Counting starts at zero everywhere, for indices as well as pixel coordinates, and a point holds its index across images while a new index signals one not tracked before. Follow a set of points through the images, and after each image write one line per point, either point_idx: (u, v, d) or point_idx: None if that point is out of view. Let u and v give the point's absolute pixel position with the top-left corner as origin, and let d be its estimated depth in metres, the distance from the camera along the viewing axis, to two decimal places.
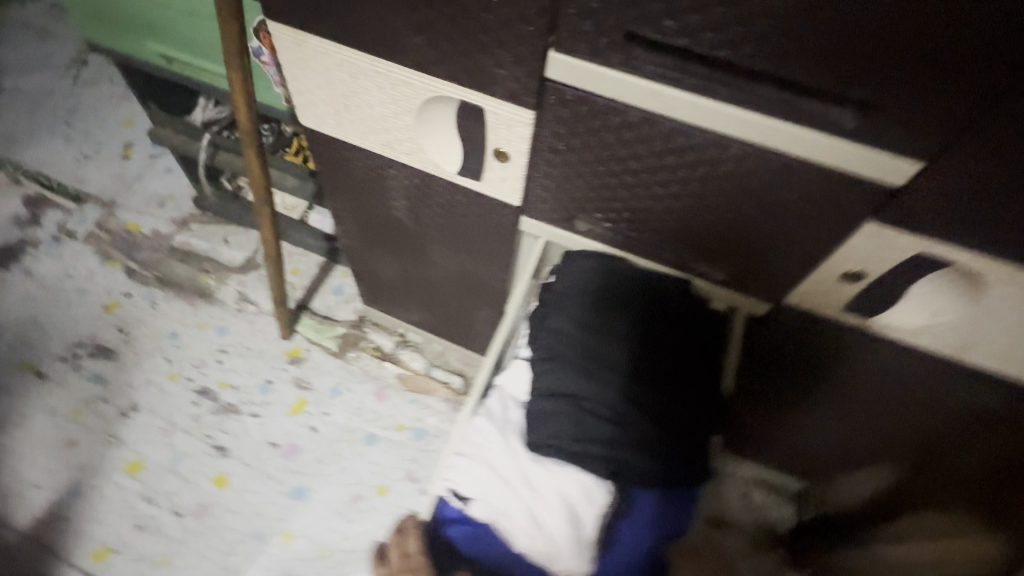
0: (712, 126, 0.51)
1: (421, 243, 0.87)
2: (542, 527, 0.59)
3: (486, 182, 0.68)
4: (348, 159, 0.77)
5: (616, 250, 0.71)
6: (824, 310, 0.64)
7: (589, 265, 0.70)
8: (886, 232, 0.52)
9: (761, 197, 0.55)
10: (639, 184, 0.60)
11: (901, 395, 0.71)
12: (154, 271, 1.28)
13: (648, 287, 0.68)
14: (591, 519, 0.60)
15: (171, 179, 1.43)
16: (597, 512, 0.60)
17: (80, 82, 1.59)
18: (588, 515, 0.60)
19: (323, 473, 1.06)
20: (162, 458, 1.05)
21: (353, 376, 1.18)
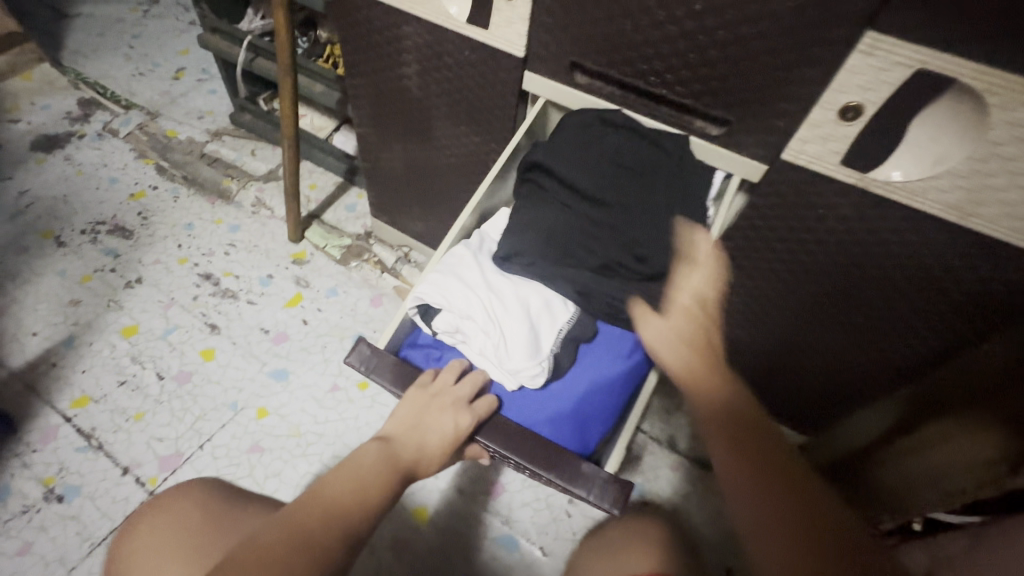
0: None
1: (429, 120, 0.88)
2: (500, 331, 0.63)
3: (493, 29, 0.70)
4: (367, 17, 0.80)
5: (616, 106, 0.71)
6: (822, 167, 0.61)
7: (586, 116, 0.70)
8: (884, 43, 0.50)
9: (758, 16, 0.54)
10: (639, 11, 0.59)
11: (903, 286, 0.67)
12: (182, 171, 1.34)
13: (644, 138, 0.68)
14: (548, 330, 0.64)
15: (214, 99, 1.52)
16: (555, 324, 0.64)
17: (150, 16, 1.73)
18: (546, 326, 0.64)
19: (307, 361, 1.05)
20: (156, 326, 1.07)
21: (351, 281, 1.18)
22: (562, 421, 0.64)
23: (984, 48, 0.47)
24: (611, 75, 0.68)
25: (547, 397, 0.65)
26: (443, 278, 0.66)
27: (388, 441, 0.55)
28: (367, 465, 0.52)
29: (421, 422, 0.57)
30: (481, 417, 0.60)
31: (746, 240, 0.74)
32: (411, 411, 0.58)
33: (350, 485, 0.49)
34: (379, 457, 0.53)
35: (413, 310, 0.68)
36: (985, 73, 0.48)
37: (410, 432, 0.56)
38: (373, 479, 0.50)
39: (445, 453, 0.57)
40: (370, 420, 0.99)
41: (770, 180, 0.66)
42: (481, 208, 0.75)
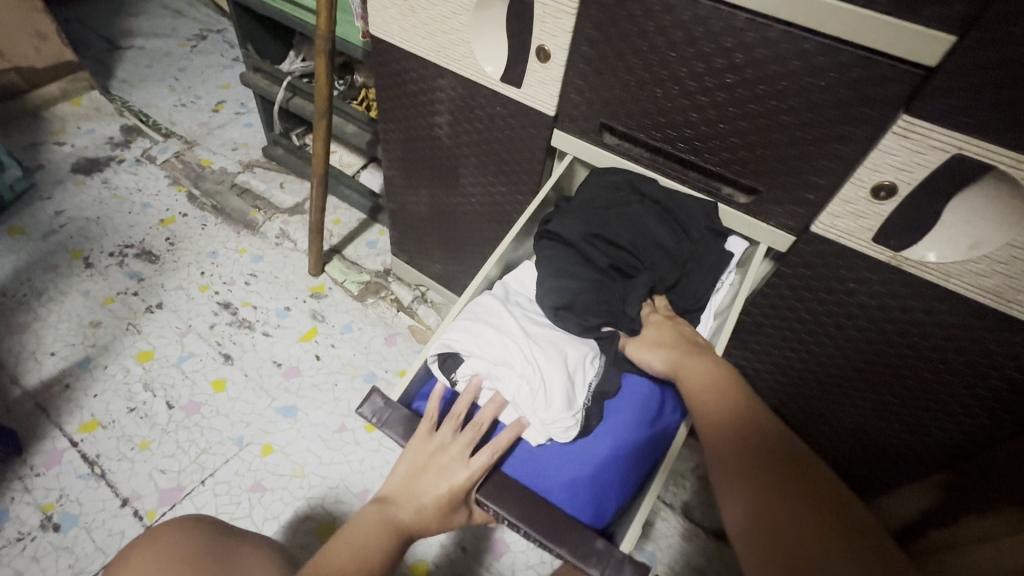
0: (741, 4, 0.52)
1: (456, 169, 0.90)
2: (535, 379, 0.59)
3: (526, 88, 0.72)
4: (404, 70, 0.83)
5: (640, 168, 0.71)
6: (852, 242, 0.60)
7: (611, 178, 0.70)
8: (918, 128, 0.50)
9: (787, 94, 0.55)
10: (670, 80, 0.60)
11: (936, 366, 0.65)
12: (212, 200, 1.38)
13: (669, 204, 0.68)
14: (583, 383, 0.61)
15: (249, 132, 1.57)
16: (588, 378, 0.61)
17: (197, 51, 1.83)
18: (580, 378, 0.61)
19: (316, 398, 1.04)
20: (171, 353, 1.07)
21: (367, 318, 1.18)
22: (576, 487, 0.60)
23: (1022, 138, 0.46)
24: (640, 139, 0.68)
25: (563, 458, 0.61)
26: (469, 326, 0.64)
27: (388, 504, 0.56)
28: (364, 542, 0.54)
29: (418, 480, 0.56)
30: (478, 476, 0.55)
31: (771, 307, 0.72)
32: (410, 465, 0.57)
33: (346, 563, 0.52)
34: (379, 524, 0.55)
35: (432, 358, 0.65)
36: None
37: (407, 493, 0.56)
38: (367, 557, 0.53)
39: (446, 513, 0.55)
40: (375, 465, 0.96)
41: (798, 251, 0.65)
42: (505, 259, 0.75)
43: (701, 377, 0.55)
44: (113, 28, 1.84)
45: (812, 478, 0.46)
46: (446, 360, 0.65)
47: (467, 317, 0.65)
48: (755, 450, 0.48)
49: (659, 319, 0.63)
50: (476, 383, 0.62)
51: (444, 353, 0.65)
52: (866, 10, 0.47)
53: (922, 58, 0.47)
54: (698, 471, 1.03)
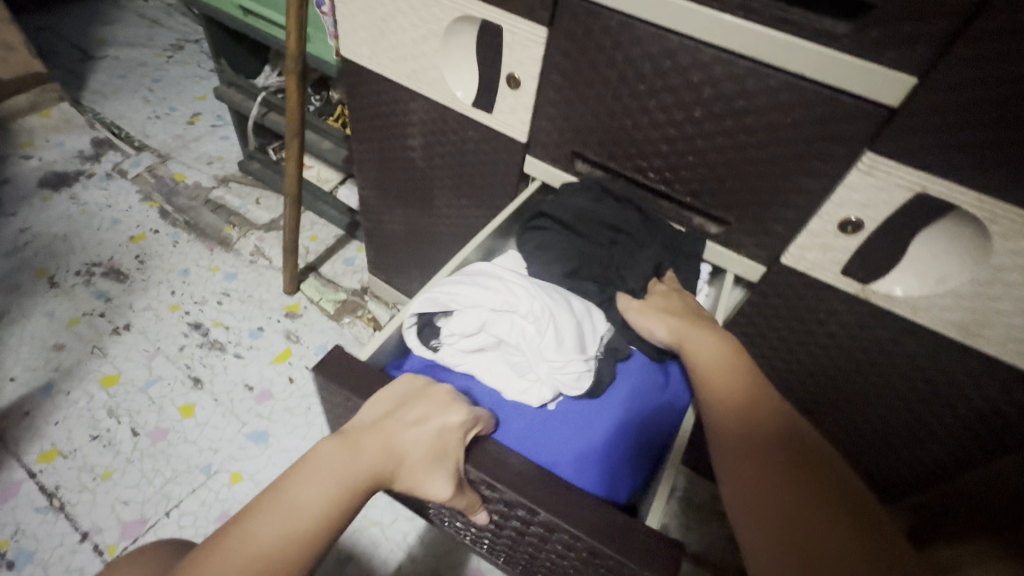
0: (706, 39, 0.52)
1: (431, 191, 0.89)
2: (542, 329, 0.57)
3: (497, 114, 0.71)
4: (377, 93, 0.82)
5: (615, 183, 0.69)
6: (821, 275, 0.60)
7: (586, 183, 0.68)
8: (883, 166, 0.50)
9: (756, 128, 0.54)
10: (640, 111, 0.60)
11: (903, 396, 0.65)
12: (185, 216, 1.35)
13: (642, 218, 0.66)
14: (592, 334, 0.59)
15: (225, 145, 1.54)
16: (595, 332, 0.60)
17: (173, 62, 1.79)
18: (589, 328, 0.60)
19: (288, 423, 1.01)
20: (138, 377, 1.04)
21: (343, 338, 1.16)
22: (586, 461, 0.56)
23: (983, 178, 0.46)
24: (611, 167, 0.68)
25: (567, 428, 0.58)
26: (453, 284, 0.60)
27: (353, 446, 0.45)
28: (308, 494, 0.42)
29: (395, 422, 0.47)
30: (465, 427, 0.48)
31: (743, 335, 0.72)
32: (382, 411, 0.48)
33: (281, 523, 0.41)
34: (333, 470, 0.44)
35: (409, 322, 0.60)
36: (987, 203, 0.47)
37: (377, 436, 0.46)
38: (310, 518, 0.41)
39: (424, 469, 0.46)
40: None
41: (769, 281, 0.64)
42: (485, 248, 0.70)
43: (719, 372, 0.52)
44: (87, 37, 1.80)
45: (841, 489, 0.43)
46: (429, 325, 0.60)
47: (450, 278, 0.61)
48: (778, 454, 0.44)
49: (664, 290, 0.61)
50: (475, 338, 0.59)
51: (426, 316, 0.60)
52: (828, 49, 0.47)
53: (883, 98, 0.47)
54: (675, 493, 1.03)
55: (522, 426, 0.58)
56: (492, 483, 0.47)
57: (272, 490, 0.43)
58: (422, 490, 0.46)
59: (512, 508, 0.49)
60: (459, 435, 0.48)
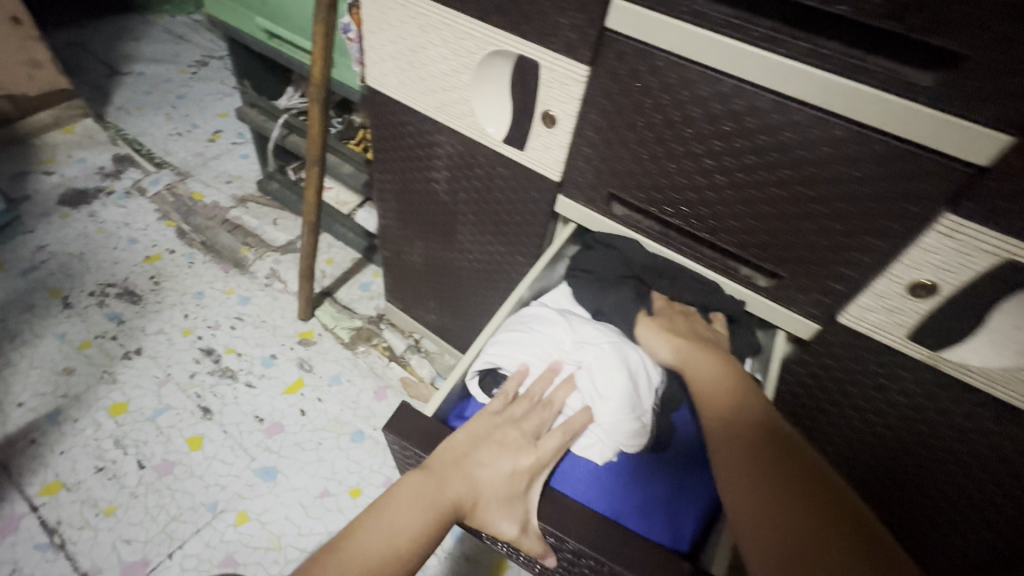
0: (767, 84, 0.47)
1: (454, 225, 0.85)
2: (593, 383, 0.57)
3: (529, 151, 0.67)
4: (402, 124, 0.79)
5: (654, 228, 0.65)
6: (884, 338, 0.55)
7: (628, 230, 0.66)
8: (966, 229, 0.45)
9: (818, 180, 0.50)
10: (686, 156, 0.56)
11: (970, 472, 0.59)
12: (201, 236, 1.33)
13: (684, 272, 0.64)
14: (646, 386, 0.58)
15: (244, 164, 1.53)
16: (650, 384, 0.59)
17: (197, 78, 1.80)
18: (644, 380, 0.58)
19: (298, 459, 0.98)
20: (147, 406, 1.01)
21: (357, 369, 1.12)
22: (649, 511, 0.56)
23: None
24: (650, 212, 0.64)
25: (630, 479, 0.57)
26: (508, 338, 0.62)
27: (439, 476, 0.48)
28: (399, 519, 0.45)
29: (476, 456, 0.50)
30: (547, 461, 0.52)
31: (788, 393, 0.67)
32: (466, 440, 0.51)
33: (377, 542, 0.43)
34: (422, 497, 0.46)
35: (471, 374, 0.62)
36: None
37: (459, 467, 0.49)
38: (403, 540, 0.44)
39: (499, 506, 0.48)
40: None
41: (823, 340, 0.59)
42: (535, 288, 0.72)
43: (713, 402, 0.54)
44: (114, 53, 1.82)
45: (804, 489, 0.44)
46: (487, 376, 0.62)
47: (508, 329, 0.64)
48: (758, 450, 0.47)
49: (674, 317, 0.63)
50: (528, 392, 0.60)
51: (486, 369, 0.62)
52: (908, 101, 0.42)
53: (970, 155, 0.42)
54: None
55: (585, 474, 0.57)
56: (561, 536, 0.49)
57: (365, 515, 0.45)
58: (493, 528, 0.48)
59: (581, 557, 0.50)
60: (537, 473, 0.51)
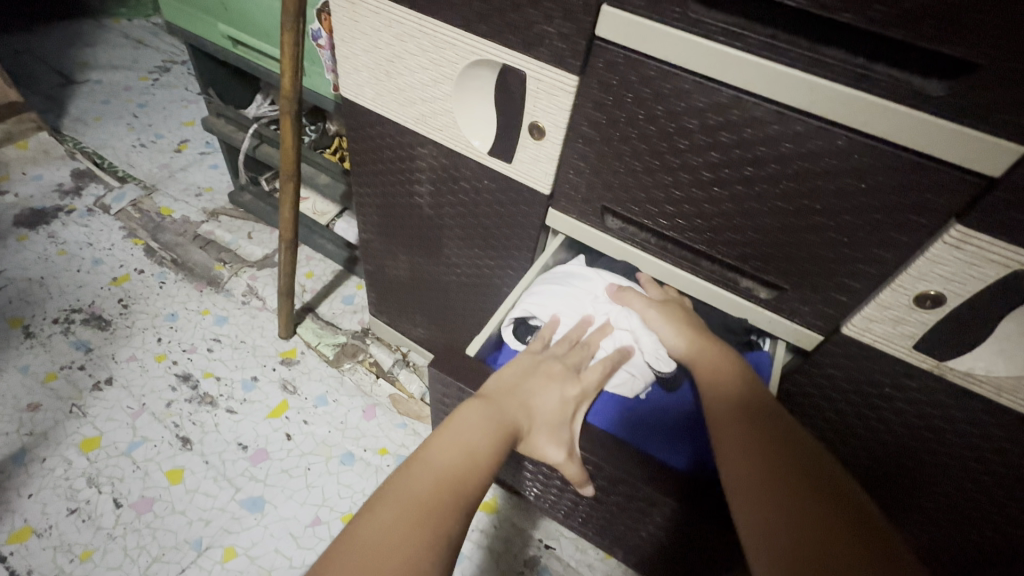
0: (768, 95, 0.45)
1: (439, 239, 0.82)
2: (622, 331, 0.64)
3: (516, 164, 0.64)
4: (381, 136, 0.75)
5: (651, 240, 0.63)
6: (889, 348, 0.53)
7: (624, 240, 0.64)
8: (974, 240, 0.43)
9: (821, 192, 0.48)
10: (683, 168, 0.53)
11: (974, 476, 0.58)
12: (172, 253, 1.27)
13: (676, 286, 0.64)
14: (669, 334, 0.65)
15: (214, 175, 1.47)
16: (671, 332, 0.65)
17: (158, 85, 1.71)
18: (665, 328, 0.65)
19: (286, 487, 0.94)
20: (121, 439, 0.96)
21: (343, 387, 1.08)
22: (673, 441, 0.63)
23: None
24: (644, 224, 0.61)
25: (654, 416, 0.64)
26: (544, 289, 0.68)
27: (498, 403, 0.53)
28: (471, 434, 0.49)
29: (528, 387, 0.56)
30: (589, 392, 0.59)
31: (790, 402, 0.65)
32: (517, 375, 0.57)
33: (453, 452, 0.47)
34: (488, 419, 0.51)
35: (505, 323, 0.69)
36: None
37: (515, 395, 0.55)
38: (478, 451, 0.48)
39: (550, 430, 0.56)
40: None
41: (826, 351, 0.58)
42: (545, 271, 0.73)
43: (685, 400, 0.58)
44: (67, 61, 1.72)
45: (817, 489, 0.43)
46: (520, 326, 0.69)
47: (540, 284, 0.69)
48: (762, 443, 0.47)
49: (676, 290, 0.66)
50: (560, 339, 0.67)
51: (519, 318, 0.69)
52: (917, 112, 0.41)
53: (980, 167, 0.41)
54: None
55: (615, 411, 0.64)
56: (599, 461, 0.57)
57: (437, 434, 0.49)
58: (543, 452, 0.56)
59: (617, 484, 0.60)
60: (581, 403, 0.58)
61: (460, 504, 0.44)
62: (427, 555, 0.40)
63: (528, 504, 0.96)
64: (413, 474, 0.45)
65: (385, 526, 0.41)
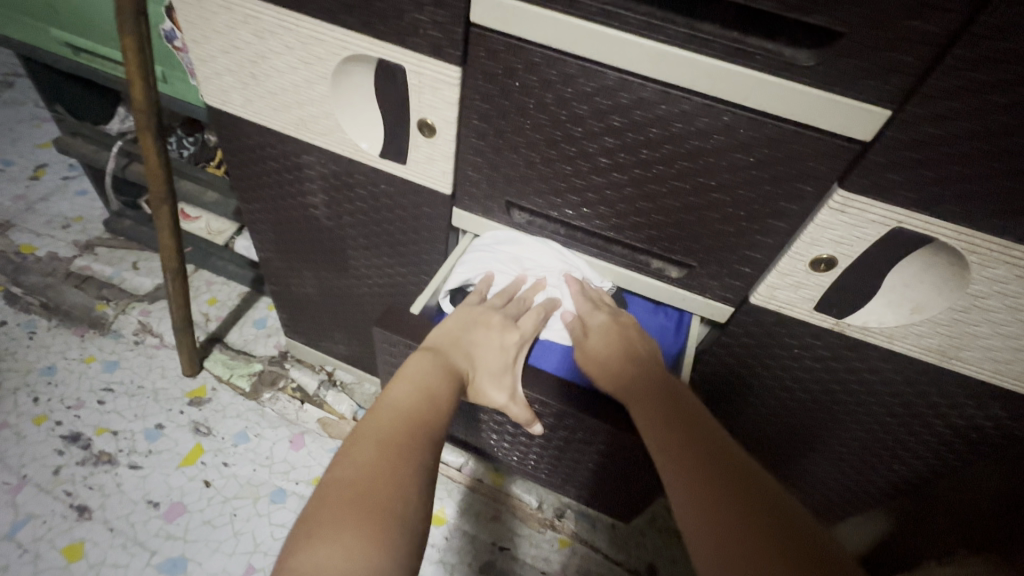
0: (652, 74, 0.44)
1: (344, 251, 0.76)
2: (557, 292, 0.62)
3: (411, 165, 0.60)
4: (260, 146, 0.68)
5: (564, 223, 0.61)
6: (793, 312, 0.55)
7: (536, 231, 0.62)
8: (856, 203, 0.45)
9: (715, 168, 0.48)
10: (579, 156, 0.52)
11: (882, 416, 0.62)
12: (40, 298, 1.10)
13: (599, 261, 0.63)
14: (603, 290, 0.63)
15: (83, 202, 1.29)
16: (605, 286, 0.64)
17: (0, 104, 1.48)
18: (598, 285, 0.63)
19: (209, 540, 0.85)
20: (0, 522, 0.84)
21: (265, 420, 0.99)
22: None
23: (961, 210, 0.43)
24: (551, 215, 0.59)
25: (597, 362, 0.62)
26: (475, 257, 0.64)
27: (443, 354, 0.54)
28: (425, 381, 0.50)
29: (469, 336, 0.56)
30: (528, 337, 0.58)
31: (713, 372, 0.67)
32: (458, 325, 0.57)
33: (412, 397, 0.48)
34: (436, 366, 0.52)
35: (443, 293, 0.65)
36: (965, 234, 0.44)
37: (458, 345, 0.55)
38: (434, 392, 0.50)
39: (493, 377, 0.56)
40: None
41: (738, 321, 0.59)
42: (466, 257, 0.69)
43: (601, 341, 0.58)
44: None
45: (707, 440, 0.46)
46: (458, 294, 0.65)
47: (474, 250, 0.64)
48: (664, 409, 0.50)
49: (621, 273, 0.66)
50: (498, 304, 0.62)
51: (456, 287, 0.65)
52: (791, 82, 0.41)
53: (853, 132, 0.42)
54: (656, 523, 0.95)
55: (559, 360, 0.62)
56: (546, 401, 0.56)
57: (391, 385, 0.50)
58: (487, 397, 0.56)
59: (565, 420, 0.59)
60: (523, 347, 0.58)
61: (426, 440, 0.45)
62: (406, 487, 0.41)
63: (477, 508, 0.94)
64: (373, 421, 0.46)
65: (362, 467, 0.41)
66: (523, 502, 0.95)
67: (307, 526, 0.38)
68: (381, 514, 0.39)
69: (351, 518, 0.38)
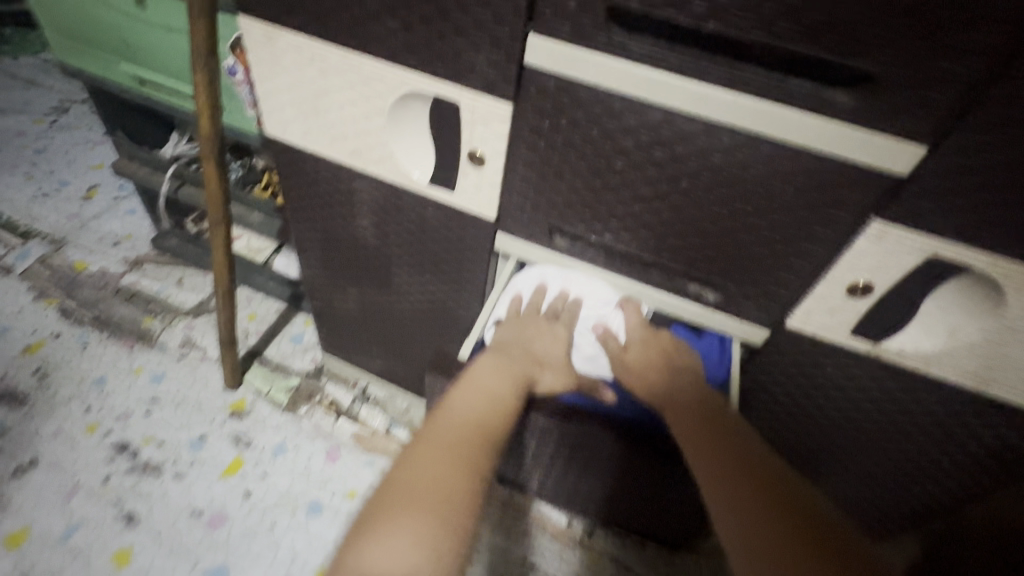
0: (696, 112, 0.47)
1: (388, 270, 0.79)
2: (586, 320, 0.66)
3: (459, 192, 0.64)
4: (314, 172, 0.72)
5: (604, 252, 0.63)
6: (831, 336, 0.57)
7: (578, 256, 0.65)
8: (893, 232, 0.47)
9: (755, 198, 0.50)
10: (623, 185, 0.55)
11: (915, 438, 0.62)
12: (93, 311, 1.16)
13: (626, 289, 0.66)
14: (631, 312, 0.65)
15: (133, 220, 1.36)
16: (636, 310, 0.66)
17: (58, 127, 1.57)
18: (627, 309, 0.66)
19: (249, 549, 0.88)
20: (55, 526, 0.88)
21: (302, 433, 1.02)
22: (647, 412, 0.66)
23: (996, 240, 0.44)
24: (591, 240, 0.62)
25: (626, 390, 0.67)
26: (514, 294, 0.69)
27: (504, 351, 0.63)
28: (486, 382, 0.58)
29: (523, 338, 0.66)
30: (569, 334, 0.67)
31: (747, 392, 0.68)
32: (510, 332, 0.66)
33: (472, 402, 0.56)
34: (496, 367, 0.60)
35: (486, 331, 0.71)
36: (1001, 263, 0.45)
37: (514, 344, 0.65)
38: (496, 393, 0.58)
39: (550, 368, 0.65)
40: None
41: (774, 343, 0.61)
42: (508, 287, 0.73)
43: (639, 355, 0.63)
44: None
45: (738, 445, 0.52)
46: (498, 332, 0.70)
47: (515, 286, 0.70)
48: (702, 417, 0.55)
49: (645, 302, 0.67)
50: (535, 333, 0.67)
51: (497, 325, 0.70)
52: (830, 120, 0.43)
53: (892, 166, 0.44)
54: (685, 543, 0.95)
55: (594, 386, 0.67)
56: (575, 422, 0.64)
57: (457, 387, 0.58)
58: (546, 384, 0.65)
59: None
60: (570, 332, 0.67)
61: (485, 447, 0.52)
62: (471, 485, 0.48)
63: (507, 523, 0.95)
64: (438, 421, 0.54)
65: (433, 473, 0.48)
66: (552, 519, 0.96)
67: (377, 514, 0.45)
68: (448, 506, 0.46)
69: (416, 505, 0.45)
